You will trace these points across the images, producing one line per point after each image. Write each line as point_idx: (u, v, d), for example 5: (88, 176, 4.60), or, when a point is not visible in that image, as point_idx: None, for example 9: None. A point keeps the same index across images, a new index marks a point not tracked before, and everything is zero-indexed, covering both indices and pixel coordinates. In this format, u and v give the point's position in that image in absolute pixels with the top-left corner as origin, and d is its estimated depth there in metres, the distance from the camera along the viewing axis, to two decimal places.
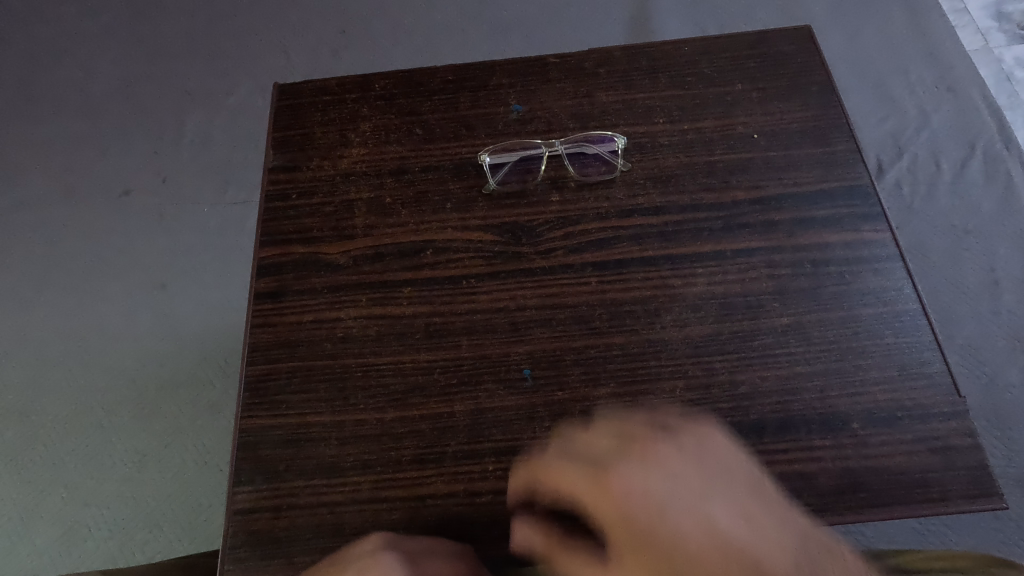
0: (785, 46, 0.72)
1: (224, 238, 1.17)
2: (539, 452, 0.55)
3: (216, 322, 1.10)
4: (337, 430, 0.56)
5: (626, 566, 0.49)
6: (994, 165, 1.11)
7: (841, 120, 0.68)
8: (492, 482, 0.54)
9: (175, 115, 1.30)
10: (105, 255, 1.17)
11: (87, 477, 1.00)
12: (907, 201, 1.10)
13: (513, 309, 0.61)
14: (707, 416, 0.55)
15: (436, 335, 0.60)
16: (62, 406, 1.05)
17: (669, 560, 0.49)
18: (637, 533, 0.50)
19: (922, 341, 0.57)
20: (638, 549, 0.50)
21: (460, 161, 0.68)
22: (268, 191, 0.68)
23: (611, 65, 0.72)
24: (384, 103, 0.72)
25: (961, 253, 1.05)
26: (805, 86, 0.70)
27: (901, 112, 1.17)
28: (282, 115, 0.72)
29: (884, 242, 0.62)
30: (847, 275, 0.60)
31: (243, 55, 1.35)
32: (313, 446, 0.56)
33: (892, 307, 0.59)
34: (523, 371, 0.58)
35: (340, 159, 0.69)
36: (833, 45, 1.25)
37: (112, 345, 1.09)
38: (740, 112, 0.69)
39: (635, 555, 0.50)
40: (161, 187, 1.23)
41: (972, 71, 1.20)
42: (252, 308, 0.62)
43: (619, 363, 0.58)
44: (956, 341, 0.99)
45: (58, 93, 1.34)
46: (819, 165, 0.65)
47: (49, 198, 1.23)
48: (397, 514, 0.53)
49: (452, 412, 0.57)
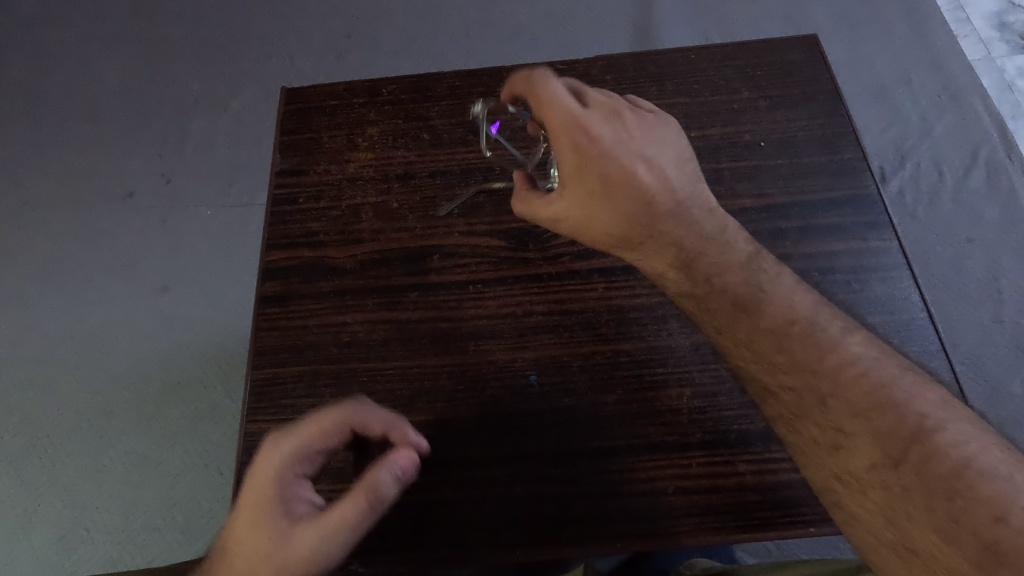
0: (792, 54, 0.72)
1: (226, 240, 1.17)
2: (546, 458, 0.55)
3: (219, 325, 1.10)
4: None
5: (570, 192, 0.56)
6: (996, 174, 1.11)
7: (847, 129, 0.68)
8: (498, 488, 0.54)
9: (180, 118, 1.30)
10: (108, 257, 1.17)
11: (88, 480, 0.99)
12: (910, 210, 1.10)
13: (520, 314, 0.60)
14: (713, 425, 0.55)
15: (443, 340, 0.60)
16: (63, 409, 1.04)
17: (603, 178, 0.54)
18: (580, 165, 0.55)
19: (929, 349, 0.58)
20: (582, 181, 0.55)
21: (467, 166, 0.68)
22: (275, 195, 0.68)
23: (618, 72, 0.72)
24: (391, 108, 0.72)
25: (964, 262, 1.05)
26: (811, 94, 0.70)
27: (904, 121, 1.17)
28: (290, 119, 0.72)
29: (891, 250, 0.62)
30: (854, 283, 0.60)
31: (248, 58, 1.35)
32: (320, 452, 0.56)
33: (898, 315, 0.59)
34: (529, 377, 0.58)
35: (347, 164, 0.69)
36: (836, 53, 1.25)
37: (114, 346, 1.09)
38: (746, 120, 0.69)
39: (576, 185, 0.56)
40: (165, 190, 1.23)
41: (975, 81, 1.20)
42: (258, 312, 0.62)
43: (627, 369, 0.58)
44: (960, 350, 0.99)
45: (63, 94, 1.34)
46: (827, 173, 0.66)
47: (52, 200, 1.23)
48: (405, 520, 0.53)
49: (459, 417, 0.56)
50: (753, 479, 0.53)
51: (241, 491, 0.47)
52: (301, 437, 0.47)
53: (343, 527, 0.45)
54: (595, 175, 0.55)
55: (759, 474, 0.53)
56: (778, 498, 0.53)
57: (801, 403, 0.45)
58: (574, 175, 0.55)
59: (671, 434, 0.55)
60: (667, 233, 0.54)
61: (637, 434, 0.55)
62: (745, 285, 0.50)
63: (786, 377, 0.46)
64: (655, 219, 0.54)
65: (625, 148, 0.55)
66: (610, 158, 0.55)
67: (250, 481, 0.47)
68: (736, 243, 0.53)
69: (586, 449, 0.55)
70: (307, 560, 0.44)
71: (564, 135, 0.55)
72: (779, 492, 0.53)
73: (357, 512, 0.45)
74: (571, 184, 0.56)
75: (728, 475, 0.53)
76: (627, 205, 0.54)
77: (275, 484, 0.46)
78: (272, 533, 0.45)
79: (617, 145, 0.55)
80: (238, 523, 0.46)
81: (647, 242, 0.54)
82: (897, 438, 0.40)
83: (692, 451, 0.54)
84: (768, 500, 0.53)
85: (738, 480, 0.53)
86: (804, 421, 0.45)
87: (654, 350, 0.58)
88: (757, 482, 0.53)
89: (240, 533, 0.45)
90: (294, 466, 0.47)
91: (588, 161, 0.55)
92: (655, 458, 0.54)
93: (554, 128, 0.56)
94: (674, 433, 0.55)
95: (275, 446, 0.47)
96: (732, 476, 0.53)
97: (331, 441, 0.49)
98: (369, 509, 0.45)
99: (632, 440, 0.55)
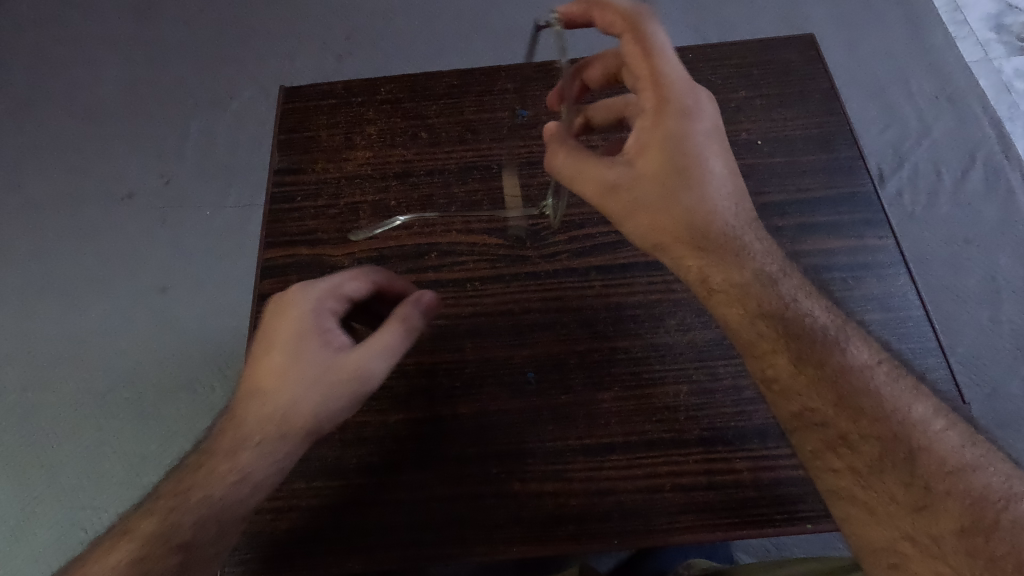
0: (789, 54, 0.72)
1: (225, 240, 1.18)
2: (543, 455, 0.55)
3: (218, 325, 1.10)
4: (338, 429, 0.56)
5: (655, 160, 0.51)
6: (995, 175, 1.12)
7: (844, 128, 0.68)
8: (495, 485, 0.54)
9: (178, 119, 1.30)
10: (107, 258, 1.17)
11: (86, 481, 0.99)
12: (908, 210, 1.10)
13: (517, 312, 0.60)
14: (710, 422, 0.55)
15: (440, 338, 0.60)
16: (61, 410, 1.04)
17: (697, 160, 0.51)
18: (677, 137, 0.51)
19: (925, 346, 0.58)
20: (672, 153, 0.51)
21: (465, 164, 0.68)
22: (273, 193, 0.68)
23: None
24: (389, 107, 0.72)
25: (962, 262, 1.06)
26: (808, 93, 0.70)
27: (902, 122, 1.18)
28: (288, 119, 0.72)
29: (888, 248, 0.62)
30: (851, 281, 0.61)
31: (247, 59, 1.35)
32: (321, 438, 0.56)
33: (896, 313, 0.59)
34: (526, 374, 0.58)
35: (345, 162, 0.69)
36: (833, 54, 1.25)
37: (112, 347, 1.09)
38: (743, 118, 0.69)
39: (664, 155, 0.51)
40: (164, 190, 1.23)
41: (972, 82, 1.21)
42: (256, 309, 0.62)
43: (624, 366, 0.58)
44: (958, 350, 0.99)
45: (61, 95, 1.34)
46: (824, 172, 0.66)
47: (51, 201, 1.23)
48: (401, 516, 0.53)
49: (456, 415, 0.56)
50: (751, 476, 0.53)
51: (276, 333, 0.53)
52: (331, 284, 0.55)
53: (379, 349, 0.52)
54: (689, 155, 0.51)
55: (756, 470, 0.53)
56: (776, 495, 0.53)
57: (885, 458, 0.44)
58: (665, 143, 0.51)
59: (668, 431, 0.55)
60: (741, 247, 0.51)
61: (635, 431, 0.55)
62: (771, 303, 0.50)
63: (868, 426, 0.45)
64: (730, 229, 0.51)
65: (719, 141, 0.52)
66: (705, 145, 0.51)
67: (286, 324, 0.53)
68: (764, 264, 0.51)
69: (583, 445, 0.55)
70: (356, 372, 0.51)
71: (671, 100, 0.51)
72: (776, 488, 0.53)
73: (392, 333, 0.53)
74: (655, 154, 0.51)
75: (725, 472, 0.53)
76: (712, 199, 0.50)
77: (310, 322, 0.53)
78: (313, 362, 0.51)
79: (716, 134, 0.52)
80: (279, 359, 0.52)
81: (721, 241, 0.50)
82: (986, 503, 0.42)
83: (689, 448, 0.54)
84: (766, 496, 0.53)
85: (735, 476, 0.53)
86: (884, 477, 0.44)
87: (651, 348, 0.58)
88: (754, 479, 0.53)
89: (282, 365, 0.51)
90: (328, 302, 0.54)
91: (687, 140, 0.51)
92: (652, 455, 0.54)
93: (663, 92, 0.52)
94: (671, 430, 0.55)
95: (305, 290, 0.54)
96: (729, 472, 0.53)
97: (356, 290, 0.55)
98: (400, 334, 0.53)
99: (629, 436, 0.55)
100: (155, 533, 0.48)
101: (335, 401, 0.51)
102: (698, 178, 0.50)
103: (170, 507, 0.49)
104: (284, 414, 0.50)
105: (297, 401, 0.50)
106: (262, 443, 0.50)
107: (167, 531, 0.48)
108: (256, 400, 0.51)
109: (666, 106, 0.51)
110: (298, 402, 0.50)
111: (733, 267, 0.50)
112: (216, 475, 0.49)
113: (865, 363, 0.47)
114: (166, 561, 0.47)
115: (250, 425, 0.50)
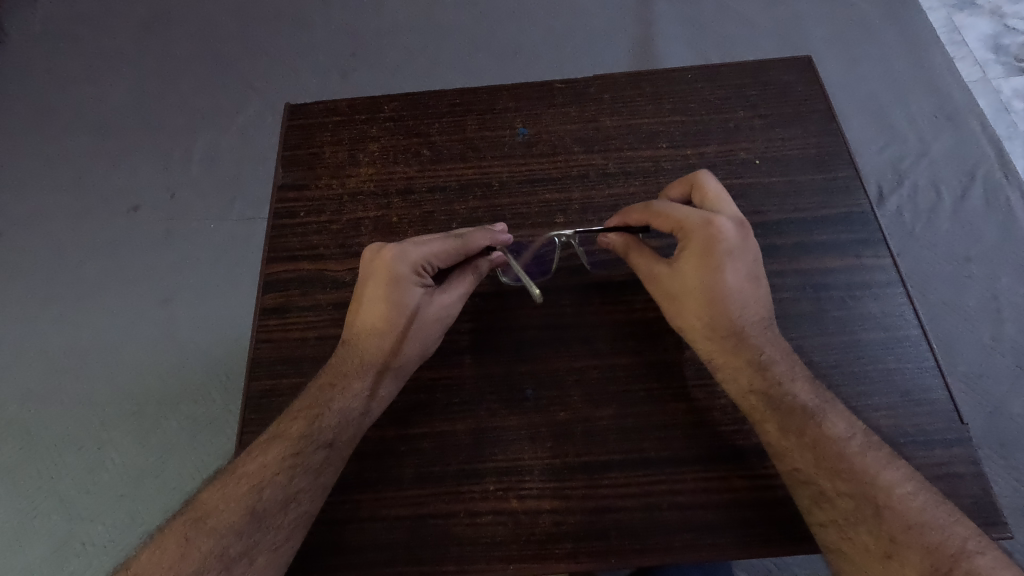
0: (786, 75, 0.73)
1: (229, 253, 1.19)
2: (540, 472, 0.55)
3: (220, 337, 1.11)
4: None
5: (665, 272, 0.57)
6: (994, 194, 1.12)
7: (842, 148, 0.69)
8: (493, 502, 0.54)
9: (184, 133, 1.32)
10: (111, 270, 1.18)
11: (85, 494, 0.99)
12: (908, 228, 1.11)
13: (517, 329, 0.61)
14: (708, 440, 0.55)
15: (441, 353, 0.60)
16: (62, 421, 1.05)
17: (701, 280, 0.56)
18: (688, 259, 0.56)
19: (924, 366, 0.58)
20: (680, 270, 0.57)
21: (466, 182, 0.69)
22: (276, 209, 0.69)
23: (616, 91, 0.73)
24: (392, 125, 0.73)
25: (963, 279, 1.06)
26: (805, 114, 0.71)
27: (901, 140, 1.19)
28: (292, 135, 0.73)
29: (885, 268, 0.62)
30: (849, 300, 0.61)
31: (254, 74, 1.37)
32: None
33: (894, 332, 0.59)
34: (525, 391, 0.58)
35: (348, 178, 0.70)
36: (833, 73, 1.27)
37: (115, 359, 1.09)
38: (741, 138, 0.70)
39: (674, 271, 0.57)
40: (169, 203, 1.24)
41: (971, 103, 1.22)
42: (258, 323, 0.63)
43: (622, 384, 0.58)
44: (960, 369, 0.99)
45: (71, 109, 1.36)
46: (821, 192, 0.66)
47: (58, 213, 1.24)
48: (397, 532, 0.53)
49: (454, 431, 0.57)
50: (749, 495, 0.53)
51: (375, 292, 0.57)
52: (427, 249, 0.57)
53: (465, 294, 0.59)
54: (706, 270, 0.56)
55: (754, 489, 0.53)
56: (774, 515, 0.53)
57: (858, 511, 0.48)
58: (683, 260, 0.57)
59: (667, 449, 0.55)
60: (742, 339, 0.55)
61: (631, 449, 0.55)
62: (755, 371, 0.54)
63: (843, 484, 0.49)
64: (735, 327, 0.55)
65: (731, 268, 0.56)
66: (711, 271, 0.56)
67: (390, 283, 0.57)
68: (746, 357, 0.55)
69: (581, 463, 0.55)
70: (445, 318, 0.58)
71: (691, 226, 0.56)
72: (774, 508, 0.53)
73: (470, 283, 0.60)
74: (671, 269, 0.57)
75: (723, 490, 0.53)
76: (708, 314, 0.55)
77: (412, 282, 0.57)
78: (421, 315, 0.57)
79: (735, 254, 0.56)
80: (388, 311, 0.57)
81: (711, 344, 0.56)
82: (942, 554, 0.45)
83: (687, 466, 0.54)
84: (764, 516, 0.53)
85: (733, 495, 0.53)
86: (859, 529, 0.48)
87: (651, 366, 0.58)
88: (753, 498, 0.53)
89: (384, 317, 0.57)
90: (421, 261, 0.58)
91: (704, 258, 0.56)
92: (649, 473, 0.54)
93: (684, 219, 0.57)
94: (670, 447, 0.55)
95: (401, 250, 0.57)
96: (728, 491, 0.53)
97: (453, 251, 0.58)
98: (479, 277, 0.60)
99: (627, 454, 0.55)
100: (304, 436, 0.53)
101: (426, 342, 0.58)
102: (697, 295, 0.56)
103: (310, 414, 0.54)
104: (398, 358, 0.56)
105: (410, 343, 0.57)
106: (384, 372, 0.56)
107: (312, 433, 0.53)
108: (368, 346, 0.57)
109: (686, 232, 0.57)
110: (411, 345, 0.57)
111: (723, 354, 0.55)
112: (345, 396, 0.55)
113: (838, 436, 0.51)
114: (308, 463, 0.52)
115: (367, 365, 0.56)
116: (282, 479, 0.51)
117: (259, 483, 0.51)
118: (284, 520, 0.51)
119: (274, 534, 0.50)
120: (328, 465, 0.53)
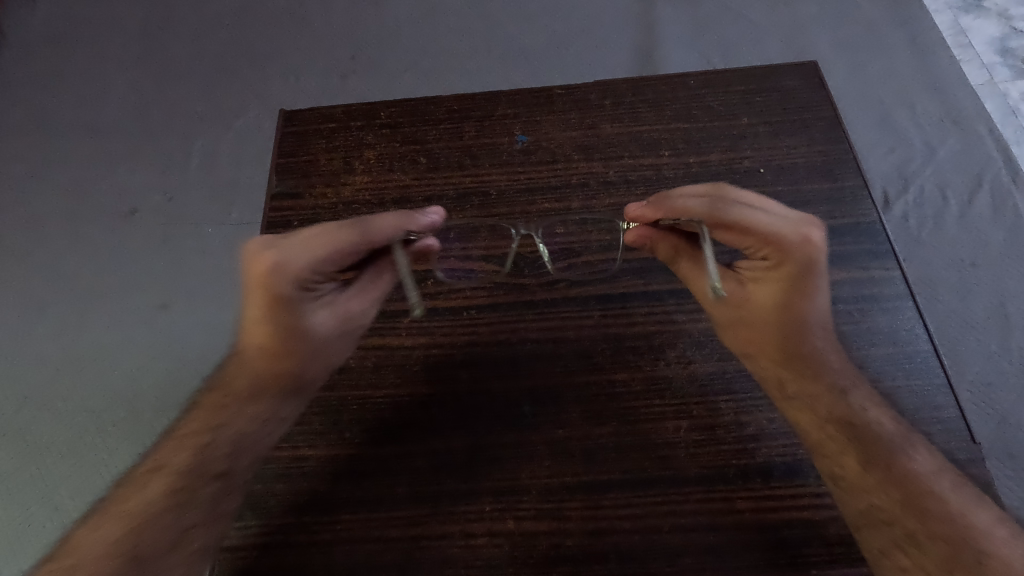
0: (792, 80, 0.72)
1: (226, 258, 1.17)
2: (539, 492, 0.53)
3: (216, 343, 1.09)
4: (325, 437, 0.56)
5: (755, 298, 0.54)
6: (1002, 199, 1.10)
7: (848, 156, 0.67)
8: (489, 523, 0.52)
9: (182, 137, 1.31)
10: (107, 274, 1.17)
11: (78, 502, 0.98)
12: (914, 234, 1.09)
13: (514, 343, 0.59)
14: (712, 459, 0.54)
15: (435, 367, 0.58)
16: (57, 427, 1.03)
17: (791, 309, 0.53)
18: (781, 285, 0.53)
19: (934, 383, 0.56)
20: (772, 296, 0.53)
21: (464, 191, 0.67)
22: (270, 218, 0.67)
23: (617, 97, 0.71)
24: (388, 131, 0.71)
25: (970, 286, 1.04)
26: (811, 121, 0.69)
27: (907, 145, 1.17)
28: (287, 142, 0.71)
29: (894, 281, 0.61)
30: (857, 314, 0.59)
31: (252, 78, 1.36)
32: (334, 450, 0.55)
33: (903, 348, 0.58)
34: (522, 408, 0.56)
35: (343, 187, 0.68)
36: (836, 76, 1.25)
37: (111, 365, 1.08)
38: (746, 146, 0.68)
39: (764, 296, 0.53)
40: (167, 207, 1.23)
41: (978, 106, 1.20)
42: None
43: (622, 401, 0.56)
44: (967, 378, 0.97)
45: (69, 112, 1.35)
46: (827, 201, 0.65)
47: (55, 217, 1.23)
48: (390, 554, 0.52)
49: (450, 449, 0.55)
50: (754, 517, 0.52)
51: (262, 310, 0.52)
52: (310, 263, 0.51)
53: (374, 297, 0.57)
54: (798, 297, 0.53)
55: (759, 511, 0.52)
56: (778, 537, 0.51)
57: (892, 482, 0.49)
58: (776, 284, 0.53)
59: (669, 468, 0.53)
60: (818, 364, 0.54)
61: (633, 467, 0.54)
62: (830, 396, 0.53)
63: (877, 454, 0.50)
64: (813, 354, 0.54)
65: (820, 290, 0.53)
66: (803, 296, 0.53)
67: (271, 300, 0.51)
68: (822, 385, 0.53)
69: (580, 483, 0.53)
70: (351, 324, 0.56)
71: (789, 246, 0.51)
72: (779, 531, 0.51)
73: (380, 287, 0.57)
74: (762, 293, 0.53)
75: (727, 512, 0.52)
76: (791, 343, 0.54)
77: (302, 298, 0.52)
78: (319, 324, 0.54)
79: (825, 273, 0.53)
80: (279, 329, 0.53)
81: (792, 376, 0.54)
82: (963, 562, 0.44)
83: (689, 487, 0.53)
84: (769, 538, 0.51)
85: (737, 517, 0.52)
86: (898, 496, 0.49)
87: (650, 382, 0.57)
88: (756, 520, 0.52)
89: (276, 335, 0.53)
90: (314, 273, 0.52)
91: (800, 281, 0.52)
92: (651, 493, 0.53)
93: (780, 235, 0.51)
94: (671, 467, 0.53)
95: (283, 264, 0.50)
96: (731, 513, 0.52)
97: (344, 258, 0.52)
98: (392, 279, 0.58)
99: (628, 473, 0.53)
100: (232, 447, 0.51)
101: (331, 351, 0.56)
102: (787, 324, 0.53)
103: (200, 438, 0.52)
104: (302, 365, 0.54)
105: (309, 359, 0.54)
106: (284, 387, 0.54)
107: (202, 464, 0.51)
108: (262, 364, 0.54)
109: (786, 255, 0.51)
110: (309, 356, 0.54)
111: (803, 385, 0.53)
112: (242, 417, 0.53)
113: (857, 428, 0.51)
114: (203, 492, 0.50)
115: (264, 373, 0.53)
116: (210, 478, 0.51)
117: (138, 525, 0.48)
118: (172, 560, 0.48)
119: (169, 566, 0.48)
120: (224, 497, 0.51)
